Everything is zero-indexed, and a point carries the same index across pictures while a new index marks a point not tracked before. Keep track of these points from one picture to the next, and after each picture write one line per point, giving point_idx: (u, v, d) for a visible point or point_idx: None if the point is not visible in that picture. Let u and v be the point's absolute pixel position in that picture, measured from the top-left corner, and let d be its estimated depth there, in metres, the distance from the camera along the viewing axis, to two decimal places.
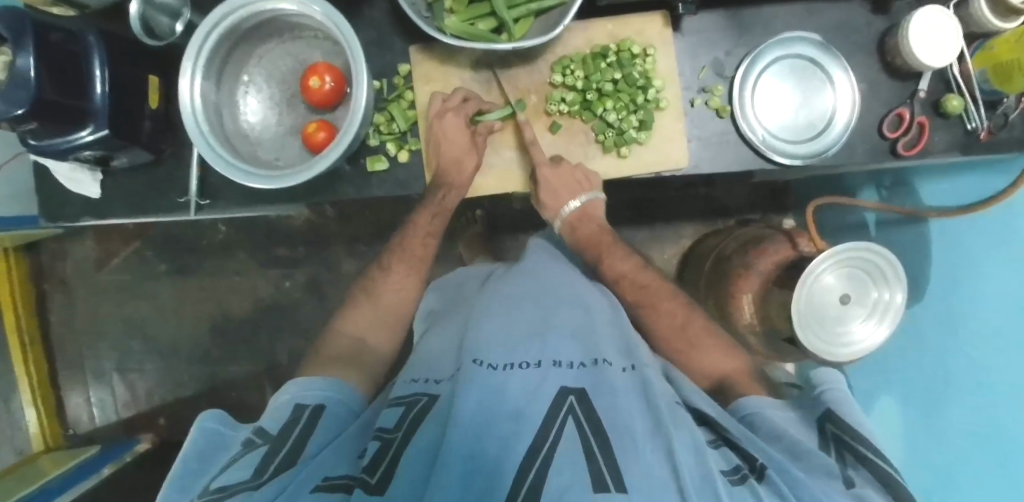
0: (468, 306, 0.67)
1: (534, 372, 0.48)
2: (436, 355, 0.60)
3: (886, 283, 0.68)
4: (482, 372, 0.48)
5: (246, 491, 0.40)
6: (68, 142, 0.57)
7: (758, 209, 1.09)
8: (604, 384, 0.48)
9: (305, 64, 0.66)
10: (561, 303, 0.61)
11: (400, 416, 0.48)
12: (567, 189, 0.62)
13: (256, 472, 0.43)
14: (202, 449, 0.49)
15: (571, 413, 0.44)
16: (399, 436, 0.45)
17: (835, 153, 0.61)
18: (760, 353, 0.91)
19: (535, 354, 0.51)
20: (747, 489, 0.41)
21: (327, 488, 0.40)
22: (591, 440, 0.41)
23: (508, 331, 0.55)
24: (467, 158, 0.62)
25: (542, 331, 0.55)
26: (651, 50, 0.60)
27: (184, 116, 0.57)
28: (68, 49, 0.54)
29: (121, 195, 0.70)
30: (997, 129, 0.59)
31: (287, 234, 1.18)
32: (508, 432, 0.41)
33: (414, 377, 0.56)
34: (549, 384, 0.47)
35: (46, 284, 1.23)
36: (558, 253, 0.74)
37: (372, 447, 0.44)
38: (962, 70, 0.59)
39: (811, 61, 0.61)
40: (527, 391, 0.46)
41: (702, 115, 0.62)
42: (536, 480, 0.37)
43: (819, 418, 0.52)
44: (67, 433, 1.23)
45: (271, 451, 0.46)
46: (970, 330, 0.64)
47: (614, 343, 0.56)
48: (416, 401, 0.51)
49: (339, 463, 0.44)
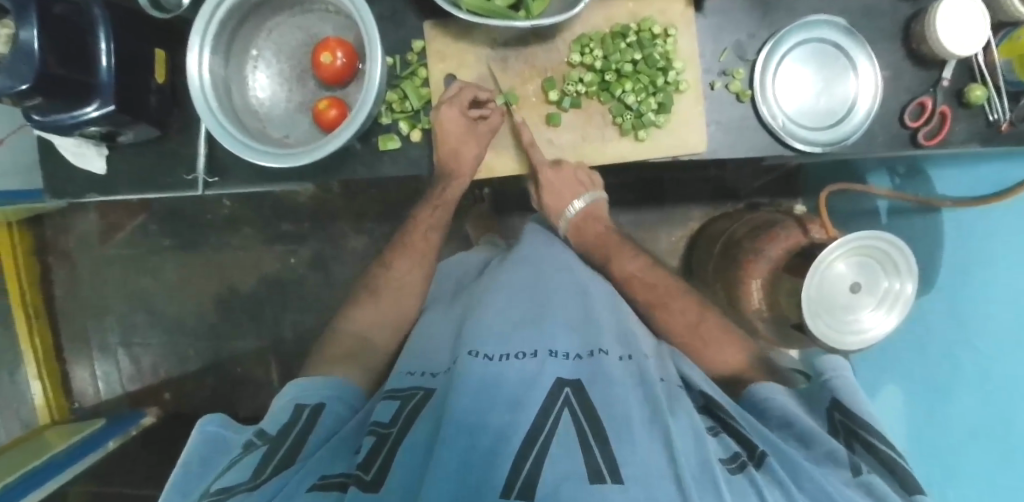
0: (472, 293, 0.68)
1: (530, 363, 0.49)
2: (434, 346, 0.60)
3: (896, 273, 0.69)
4: (478, 364, 0.48)
5: (245, 491, 0.41)
6: (74, 118, 0.57)
7: (768, 194, 1.08)
8: (602, 373, 0.49)
9: (315, 39, 0.64)
10: (560, 293, 0.61)
11: (396, 409, 0.49)
12: (568, 191, 0.67)
13: (254, 473, 0.43)
14: (202, 454, 0.48)
15: (567, 405, 0.44)
16: (394, 431, 0.45)
17: (856, 140, 0.59)
18: (766, 338, 0.90)
19: (531, 344, 0.52)
20: (745, 477, 0.42)
21: (322, 488, 0.40)
22: (588, 432, 0.41)
23: (505, 325, 0.55)
24: (454, 138, 0.60)
25: (537, 321, 0.55)
26: (672, 31, 0.58)
27: (193, 92, 0.55)
28: (73, 22, 0.53)
29: (127, 171, 0.69)
30: (1018, 120, 0.59)
31: (292, 210, 1.17)
32: (507, 424, 0.42)
33: (411, 370, 0.56)
34: (547, 374, 0.48)
35: (49, 257, 1.23)
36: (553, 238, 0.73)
37: (367, 442, 0.44)
38: (987, 60, 0.59)
39: (836, 46, 0.59)
40: (522, 382, 0.47)
41: (720, 99, 0.61)
42: (532, 472, 0.38)
43: (828, 408, 0.53)
44: (74, 406, 1.24)
45: (270, 451, 0.46)
46: (983, 322, 0.65)
47: (610, 331, 0.56)
48: (413, 394, 0.51)
49: (333, 461, 0.44)
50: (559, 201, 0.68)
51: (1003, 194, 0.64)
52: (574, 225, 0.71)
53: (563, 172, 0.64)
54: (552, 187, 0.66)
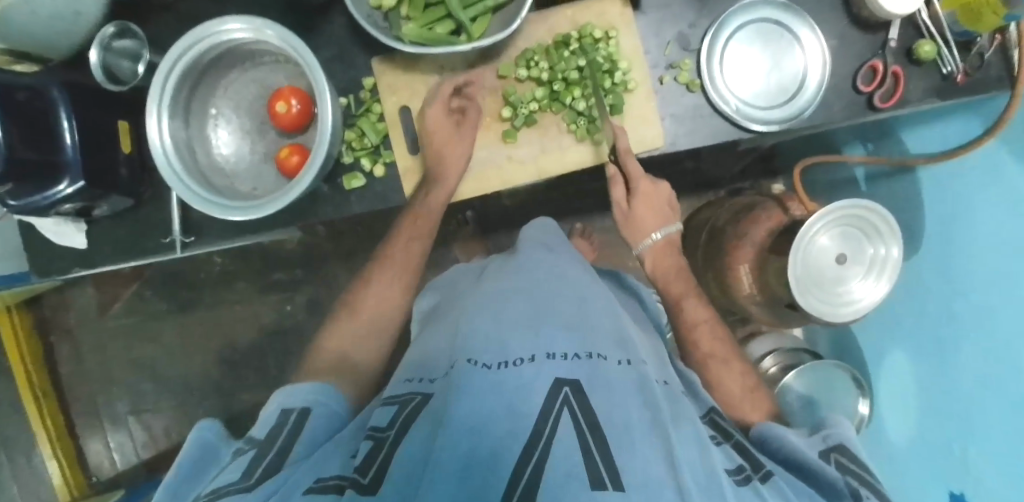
0: (462, 302, 0.63)
1: (528, 368, 0.45)
2: (437, 352, 0.55)
3: (880, 238, 0.68)
4: (477, 373, 0.45)
5: (236, 492, 0.40)
6: (47, 198, 0.58)
7: (748, 177, 1.08)
8: (601, 375, 0.45)
9: (270, 90, 0.65)
10: (554, 295, 0.56)
11: (393, 414, 0.46)
12: (659, 215, 0.68)
13: (244, 475, 0.42)
14: (196, 462, 0.46)
15: (566, 405, 0.41)
16: (391, 435, 0.43)
17: (812, 113, 0.60)
18: (765, 322, 0.89)
19: (529, 347, 0.47)
20: (751, 488, 0.41)
21: (318, 490, 0.38)
22: (588, 436, 0.39)
23: (500, 325, 0.51)
24: (444, 141, 0.60)
25: (536, 323, 0.51)
26: (613, 33, 0.59)
27: (156, 158, 0.57)
28: (35, 106, 0.55)
29: (106, 242, 0.70)
30: (973, 69, 0.60)
31: (282, 259, 1.18)
32: (505, 432, 0.39)
33: (409, 377, 0.54)
34: (545, 375, 0.44)
35: (51, 336, 1.24)
36: (554, 243, 0.70)
37: (364, 447, 0.42)
38: (931, 14, 0.59)
39: (777, 24, 0.60)
40: (518, 388, 0.43)
41: (672, 92, 0.61)
42: (532, 480, 0.35)
43: (826, 449, 0.49)
44: (91, 480, 1.24)
45: (260, 454, 0.45)
46: (971, 280, 0.63)
47: (608, 333, 0.53)
48: (411, 399, 0.49)
49: (331, 462, 0.43)
50: (651, 218, 0.67)
51: (960, 153, 0.63)
52: (655, 249, 0.68)
53: (658, 186, 0.67)
54: (648, 198, 0.66)
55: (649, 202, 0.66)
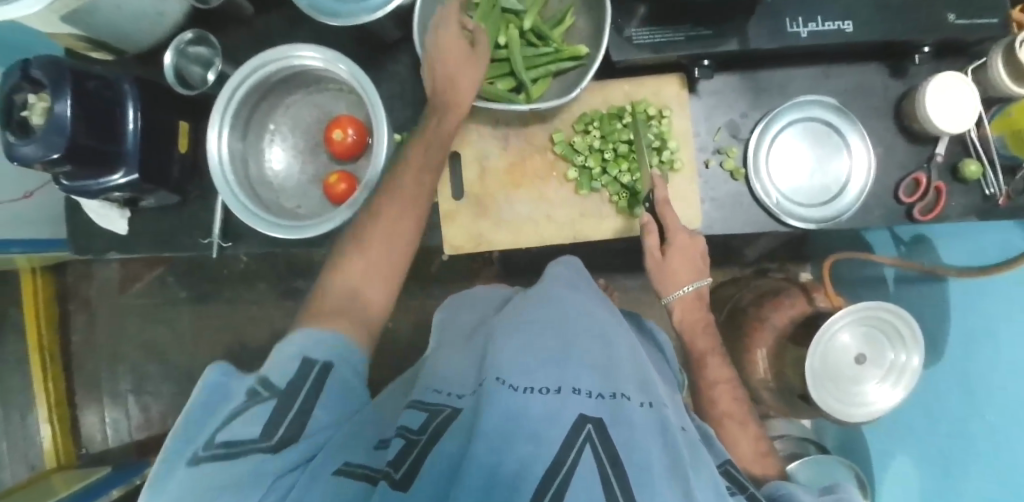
0: (489, 329, 0.56)
1: (551, 397, 0.38)
2: (457, 364, 0.52)
3: (903, 347, 0.67)
4: (501, 392, 0.38)
5: (258, 454, 0.37)
6: (100, 184, 0.61)
7: (776, 258, 1.08)
8: (624, 414, 0.38)
9: (328, 116, 0.68)
10: (580, 328, 0.50)
11: (426, 418, 0.40)
12: (691, 270, 0.61)
13: (265, 433, 0.39)
14: (208, 406, 0.42)
15: (589, 443, 0.34)
16: (424, 438, 0.37)
17: (850, 217, 0.61)
18: (775, 409, 0.88)
19: (553, 378, 0.41)
20: None
21: (347, 475, 0.36)
22: (612, 478, 0.32)
23: (527, 348, 0.45)
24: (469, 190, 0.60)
25: (562, 352, 0.45)
26: (666, 113, 0.61)
27: (212, 170, 0.59)
28: (106, 96, 0.57)
29: (144, 233, 0.72)
30: (1016, 194, 0.60)
31: (306, 269, 1.20)
32: (524, 457, 0.32)
33: (437, 389, 0.47)
34: (569, 410, 0.37)
35: (69, 304, 1.26)
36: (577, 279, 0.63)
37: (396, 444, 0.37)
38: (981, 135, 0.60)
39: (828, 125, 0.61)
40: (545, 416, 0.36)
41: (716, 176, 0.62)
42: None
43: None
44: (80, 451, 1.25)
45: (280, 408, 0.41)
46: (990, 401, 0.65)
47: (629, 372, 0.46)
48: (441, 410, 0.41)
49: (355, 449, 0.39)
50: (683, 271, 0.61)
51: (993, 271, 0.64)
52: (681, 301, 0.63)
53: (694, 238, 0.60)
54: (685, 252, 0.60)
55: (682, 255, 0.60)
